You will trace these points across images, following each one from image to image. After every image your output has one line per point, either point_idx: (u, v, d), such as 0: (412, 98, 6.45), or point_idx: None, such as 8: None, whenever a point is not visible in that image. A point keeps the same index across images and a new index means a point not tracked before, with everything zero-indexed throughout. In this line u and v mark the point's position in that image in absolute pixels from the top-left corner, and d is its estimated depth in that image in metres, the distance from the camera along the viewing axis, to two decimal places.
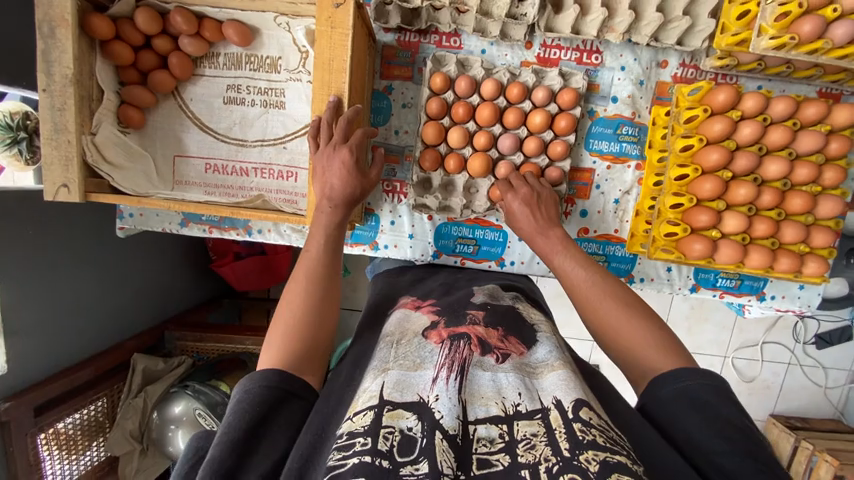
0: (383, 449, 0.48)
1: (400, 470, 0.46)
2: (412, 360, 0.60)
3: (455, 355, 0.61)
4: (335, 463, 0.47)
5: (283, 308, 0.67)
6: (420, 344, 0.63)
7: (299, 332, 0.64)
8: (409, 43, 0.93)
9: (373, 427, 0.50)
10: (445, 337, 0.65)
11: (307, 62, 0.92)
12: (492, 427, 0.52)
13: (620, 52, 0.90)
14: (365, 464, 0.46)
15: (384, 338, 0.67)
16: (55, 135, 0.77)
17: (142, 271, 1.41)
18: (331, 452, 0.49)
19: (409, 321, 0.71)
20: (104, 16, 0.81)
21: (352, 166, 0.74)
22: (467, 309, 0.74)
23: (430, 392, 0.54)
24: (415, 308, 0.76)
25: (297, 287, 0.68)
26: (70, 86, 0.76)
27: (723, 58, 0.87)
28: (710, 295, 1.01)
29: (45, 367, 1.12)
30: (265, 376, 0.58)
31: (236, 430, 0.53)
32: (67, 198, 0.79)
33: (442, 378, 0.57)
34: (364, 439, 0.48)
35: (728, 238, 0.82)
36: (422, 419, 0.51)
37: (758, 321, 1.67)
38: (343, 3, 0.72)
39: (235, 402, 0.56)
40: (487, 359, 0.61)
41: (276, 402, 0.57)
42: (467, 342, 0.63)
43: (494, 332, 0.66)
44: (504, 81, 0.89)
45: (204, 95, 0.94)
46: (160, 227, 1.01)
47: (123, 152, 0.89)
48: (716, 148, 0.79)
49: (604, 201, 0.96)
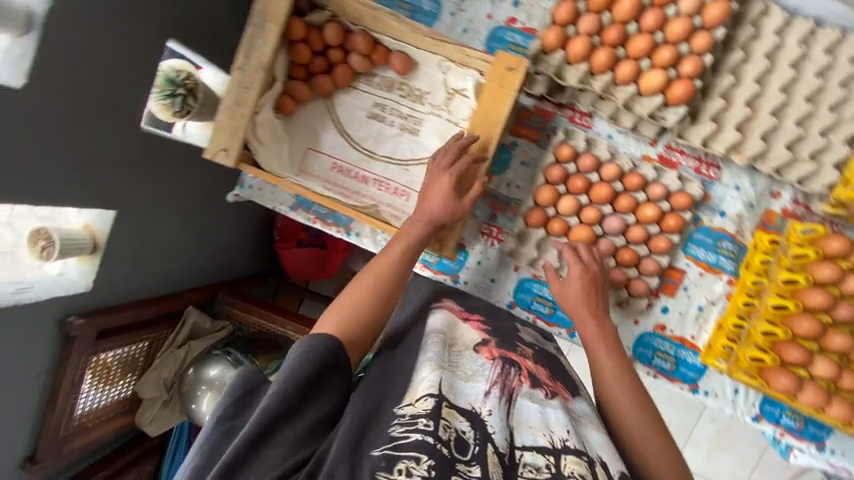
0: (443, 437, 0.55)
1: (458, 465, 0.53)
2: (465, 371, 0.68)
3: (505, 380, 0.70)
4: (396, 434, 0.55)
5: (350, 289, 0.73)
6: (472, 357, 0.72)
7: (359, 313, 0.70)
8: (544, 111, 1.01)
9: (435, 413, 0.57)
10: (495, 356, 0.74)
11: (451, 102, 1.01)
12: (537, 456, 0.59)
13: (739, 172, 0.95)
14: (427, 443, 0.53)
15: (435, 332, 0.75)
16: (234, 107, 0.87)
17: (220, 233, 1.49)
18: (393, 425, 0.57)
19: (459, 330, 0.79)
20: (301, 21, 0.93)
21: (451, 192, 0.82)
22: (517, 340, 0.83)
23: (482, 405, 0.63)
24: (463, 318, 0.84)
25: (367, 277, 0.74)
26: (261, 72, 0.86)
27: (836, 207, 0.90)
28: (770, 430, 0.99)
29: (118, 297, 1.19)
30: (320, 340, 0.63)
31: (296, 377, 0.59)
32: (223, 161, 0.89)
33: (492, 395, 0.65)
34: (427, 421, 0.56)
35: (815, 382, 0.85)
36: (474, 428, 0.59)
37: (784, 466, 1.58)
38: (516, 68, 0.81)
39: (295, 352, 0.62)
40: (535, 392, 0.70)
41: (329, 367, 0.62)
42: (517, 371, 0.72)
43: (543, 372, 0.77)
44: (625, 168, 0.95)
45: (351, 105, 1.04)
46: (271, 204, 1.10)
47: (270, 132, 0.98)
48: (821, 290, 0.83)
49: (688, 304, 0.98)
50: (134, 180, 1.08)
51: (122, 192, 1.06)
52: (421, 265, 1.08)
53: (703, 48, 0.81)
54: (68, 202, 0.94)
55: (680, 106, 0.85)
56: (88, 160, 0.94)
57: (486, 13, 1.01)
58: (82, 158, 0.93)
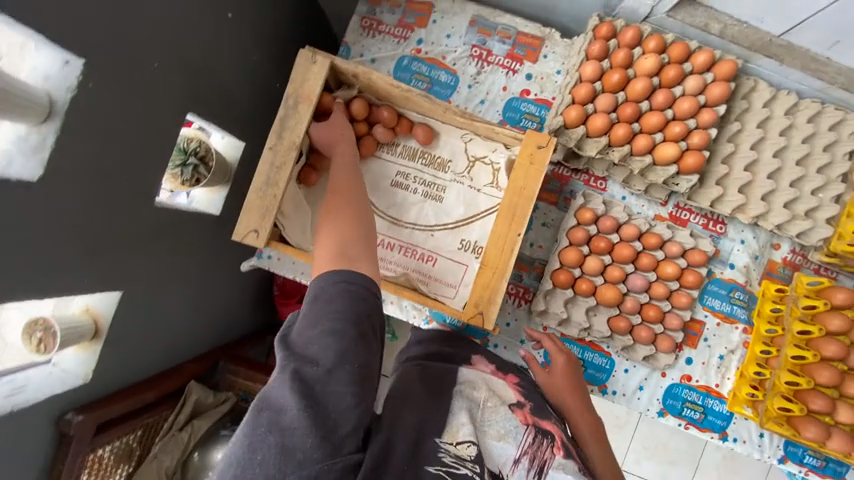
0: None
1: None
2: (498, 430, 0.66)
3: (536, 451, 0.65)
4: (448, 461, 0.59)
5: (337, 226, 0.72)
6: (506, 416, 0.69)
7: (363, 242, 0.71)
8: (560, 176, 1.07)
9: (479, 459, 0.61)
10: (530, 422, 0.69)
11: (472, 170, 1.04)
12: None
13: (743, 228, 1.03)
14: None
15: (465, 385, 0.72)
16: (265, 187, 0.86)
17: (221, 297, 1.41)
18: (441, 451, 0.60)
19: (494, 386, 0.76)
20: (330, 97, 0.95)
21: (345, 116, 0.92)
22: (547, 403, 0.77)
23: (510, 473, 0.62)
24: (498, 374, 0.81)
25: (350, 210, 0.75)
26: (294, 151, 0.86)
27: (832, 256, 1.00)
28: (795, 470, 1.02)
29: (119, 380, 1.09)
30: (354, 273, 0.62)
31: (353, 316, 0.59)
32: (253, 242, 0.85)
33: (521, 465, 0.63)
34: (473, 465, 0.60)
35: (840, 427, 0.90)
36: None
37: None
38: (545, 146, 0.85)
39: (339, 286, 0.61)
40: (568, 463, 0.65)
41: (370, 304, 0.62)
42: (549, 442, 0.67)
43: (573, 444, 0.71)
44: (643, 228, 1.00)
45: (375, 174, 1.05)
46: (292, 274, 1.07)
47: (293, 205, 0.98)
48: (834, 340, 0.90)
49: (709, 354, 1.02)
50: (144, 257, 1.01)
51: (129, 272, 0.98)
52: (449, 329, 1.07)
53: (708, 123, 0.92)
54: (79, 291, 0.86)
55: (692, 174, 0.94)
56: (101, 245, 0.87)
57: (502, 85, 1.08)
58: (94, 243, 0.85)
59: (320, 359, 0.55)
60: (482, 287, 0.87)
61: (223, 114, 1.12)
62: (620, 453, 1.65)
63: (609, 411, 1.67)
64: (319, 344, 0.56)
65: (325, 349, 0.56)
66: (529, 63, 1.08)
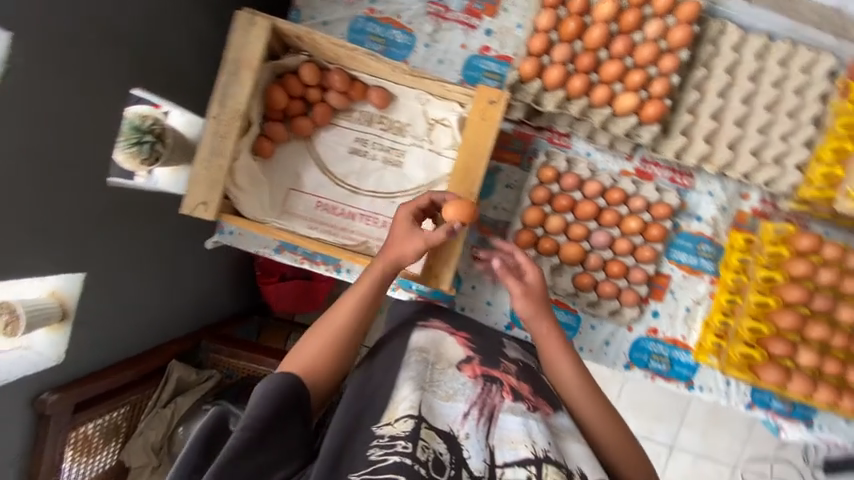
0: (421, 458, 0.59)
1: None
2: (445, 390, 0.70)
3: (486, 398, 0.69)
4: (376, 458, 0.59)
5: (313, 337, 0.73)
6: (454, 375, 0.72)
7: (314, 369, 0.70)
8: (523, 134, 1.03)
9: (413, 434, 0.61)
10: (478, 373, 0.73)
11: (432, 133, 1.01)
12: (520, 469, 0.61)
13: (710, 179, 1.01)
14: (405, 465, 0.58)
15: (414, 350, 0.75)
16: (209, 157, 0.86)
17: (198, 279, 1.41)
18: (371, 447, 0.61)
19: (444, 346, 0.78)
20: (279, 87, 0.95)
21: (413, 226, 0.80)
22: (501, 356, 0.81)
23: (461, 428, 0.65)
24: (449, 332, 0.83)
25: (327, 326, 0.74)
26: (238, 119, 0.85)
27: (801, 204, 0.98)
28: (763, 416, 1.04)
29: (95, 361, 1.11)
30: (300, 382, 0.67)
31: (259, 417, 0.61)
32: (202, 214, 0.86)
33: (471, 417, 0.66)
34: (405, 443, 0.60)
35: (801, 370, 0.92)
36: (451, 451, 0.62)
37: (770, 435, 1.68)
38: (497, 101, 0.83)
39: (264, 388, 0.64)
40: (516, 404, 0.70)
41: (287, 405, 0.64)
42: (498, 387, 0.71)
43: (525, 386, 0.74)
44: (606, 184, 0.99)
45: (332, 141, 1.02)
46: (255, 248, 1.06)
47: (249, 178, 0.95)
48: (797, 286, 0.90)
49: (676, 307, 1.02)
50: (105, 240, 1.00)
51: (90, 255, 0.97)
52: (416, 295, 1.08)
53: (669, 70, 0.88)
54: (36, 273, 0.86)
55: (654, 124, 0.90)
56: (54, 227, 0.86)
57: (460, 43, 1.04)
58: (48, 225, 0.85)
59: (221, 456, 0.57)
60: None
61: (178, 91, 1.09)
62: None
63: (593, 373, 1.69)
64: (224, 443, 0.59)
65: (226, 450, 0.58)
66: (489, 18, 1.03)
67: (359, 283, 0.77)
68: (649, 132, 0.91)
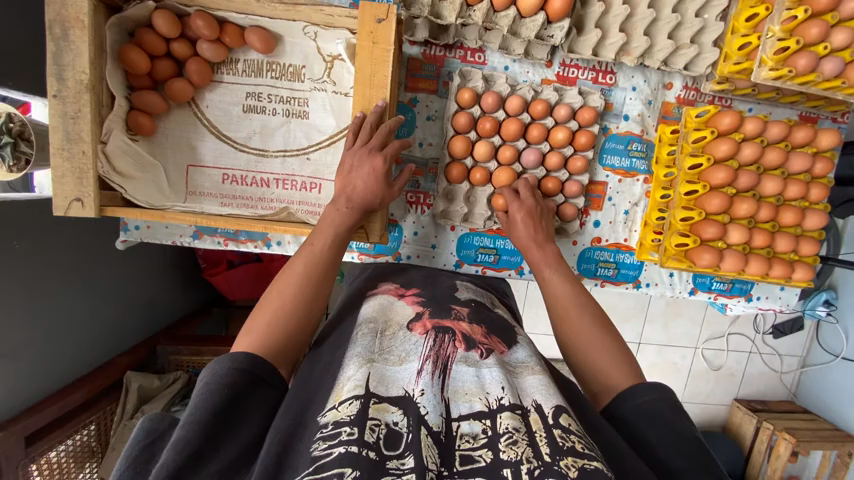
0: (370, 440, 0.48)
1: (386, 463, 0.47)
2: (397, 354, 0.61)
3: (439, 350, 0.62)
4: (319, 454, 0.48)
5: (259, 315, 0.65)
6: (404, 337, 0.65)
7: (273, 341, 0.63)
8: (434, 57, 0.94)
9: (360, 417, 0.51)
10: (429, 328, 0.66)
11: (332, 72, 0.90)
12: (474, 423, 0.53)
13: (632, 73, 0.96)
14: (352, 454, 0.46)
15: (365, 324, 0.68)
16: (66, 145, 0.74)
17: (131, 284, 1.30)
18: (315, 442, 0.50)
19: (393, 310, 0.72)
20: (139, 48, 0.80)
21: (382, 174, 0.77)
22: (451, 304, 0.75)
23: (415, 387, 0.56)
24: (398, 296, 0.77)
25: (276, 296, 0.67)
26: (86, 92, 0.72)
27: (722, 83, 0.95)
28: (705, 298, 1.09)
29: (33, 391, 1.04)
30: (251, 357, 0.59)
31: (204, 414, 0.51)
32: (81, 212, 0.76)
33: (426, 372, 0.58)
34: (351, 429, 0.49)
35: (732, 248, 0.94)
36: (407, 414, 0.52)
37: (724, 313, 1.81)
38: (385, 18, 0.73)
39: (201, 385, 0.55)
40: (471, 354, 0.62)
41: (243, 389, 0.56)
42: (451, 337, 0.64)
43: (479, 329, 0.68)
44: (528, 97, 0.92)
45: (222, 102, 0.90)
46: (170, 240, 0.97)
47: (133, 162, 0.84)
48: (722, 168, 0.89)
49: (615, 212, 1.02)
50: None
51: None
52: (359, 254, 1.03)
53: None
54: None
55: (563, 19, 0.83)
56: None
57: None
58: None
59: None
60: None
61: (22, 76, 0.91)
62: None
63: None
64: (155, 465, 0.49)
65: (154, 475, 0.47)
66: None
67: (303, 248, 0.72)
68: (560, 31, 0.84)
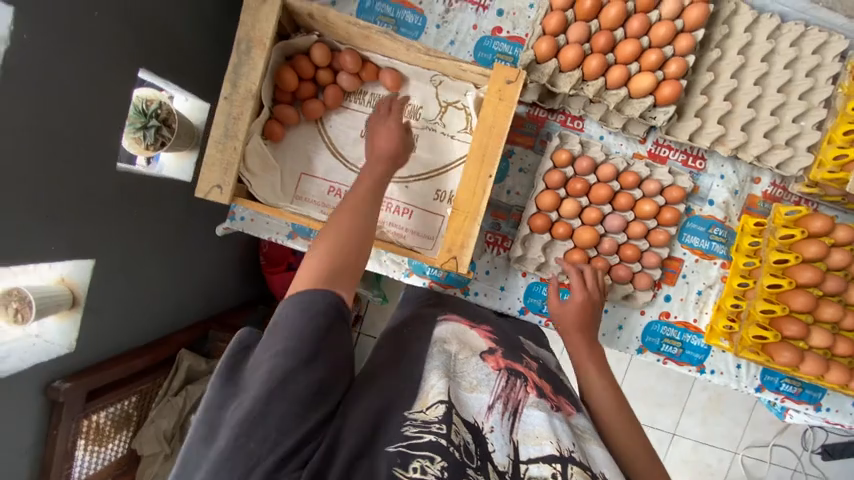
0: (456, 440, 0.51)
1: (467, 469, 0.49)
2: (469, 380, 0.62)
3: (510, 392, 0.62)
4: (410, 433, 0.51)
5: (311, 256, 0.62)
6: (477, 365, 0.65)
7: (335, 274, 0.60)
8: (536, 117, 1.03)
9: (448, 418, 0.53)
10: (502, 366, 0.67)
11: (445, 115, 1.00)
12: (543, 466, 0.53)
13: (722, 162, 1.01)
14: (440, 445, 0.50)
15: (438, 343, 0.69)
16: (223, 139, 0.85)
17: (208, 267, 1.38)
18: (406, 424, 0.53)
19: (466, 337, 0.73)
20: (292, 69, 0.94)
21: (398, 130, 0.78)
22: (521, 353, 0.75)
23: (485, 421, 0.56)
24: (470, 325, 0.78)
25: (326, 241, 0.63)
26: (250, 100, 0.84)
27: (812, 187, 0.98)
28: (772, 398, 1.05)
29: (104, 349, 1.07)
30: (320, 293, 0.56)
31: (306, 336, 0.52)
32: (217, 197, 0.86)
33: (496, 410, 0.59)
34: (440, 425, 0.52)
35: (813, 351, 0.91)
36: (476, 442, 0.53)
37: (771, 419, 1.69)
38: (514, 80, 0.83)
39: (289, 311, 0.54)
40: (542, 402, 0.62)
41: (328, 322, 0.55)
42: (523, 382, 0.65)
43: (547, 386, 0.68)
44: (620, 167, 0.98)
45: (344, 125, 1.01)
46: (266, 234, 1.05)
47: (261, 162, 0.94)
48: (809, 267, 0.90)
49: (687, 290, 1.03)
50: (115, 226, 0.97)
51: (103, 238, 0.95)
52: (429, 280, 1.07)
53: (685, 50, 0.88)
54: (44, 258, 0.83)
55: (669, 105, 0.91)
56: (58, 212, 0.83)
57: (472, 24, 1.02)
58: (53, 210, 0.82)
59: (260, 382, 0.49)
60: (454, 232, 0.88)
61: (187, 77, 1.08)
62: None
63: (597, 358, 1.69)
64: (261, 370, 0.51)
65: (266, 376, 0.50)
66: None
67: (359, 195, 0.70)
68: (663, 116, 0.91)
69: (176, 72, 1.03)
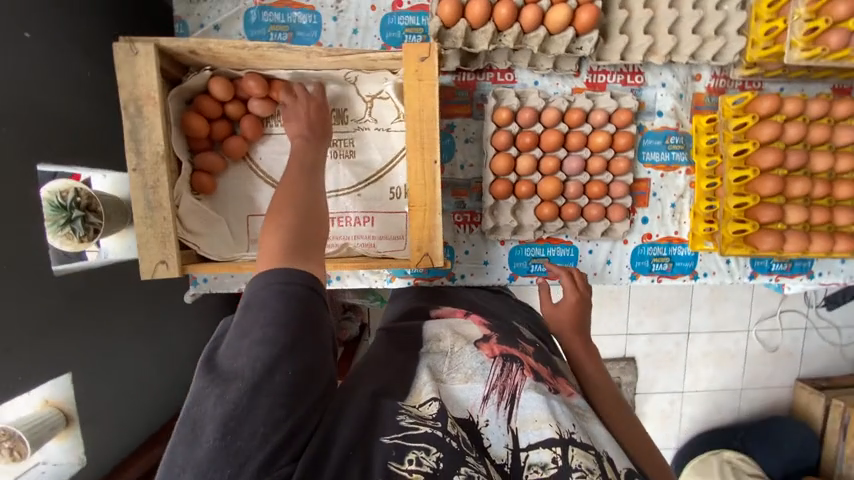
0: (452, 431, 0.47)
1: (467, 456, 0.45)
2: (463, 371, 0.56)
3: (505, 379, 0.55)
4: (406, 424, 0.46)
5: (266, 242, 0.55)
6: (472, 354, 0.59)
7: (295, 249, 0.53)
8: (466, 83, 0.98)
9: (443, 414, 0.48)
10: (497, 352, 0.59)
11: (373, 109, 0.94)
12: (543, 452, 0.48)
13: (660, 70, 0.98)
14: (436, 437, 0.45)
15: (428, 343, 0.63)
16: (149, 213, 0.79)
17: (195, 332, 1.32)
18: (401, 413, 0.48)
19: (460, 328, 0.67)
20: (198, 113, 0.86)
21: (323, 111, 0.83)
22: (518, 337, 0.67)
23: (480, 414, 0.52)
24: (464, 316, 0.73)
25: (275, 225, 0.57)
26: (162, 163, 0.78)
27: (752, 68, 0.96)
28: (767, 281, 1.07)
29: (118, 451, 1.03)
30: (290, 271, 0.48)
31: (286, 319, 0.44)
32: (166, 273, 0.81)
33: (492, 401, 0.53)
34: (434, 423, 0.47)
35: (792, 229, 0.93)
36: (471, 437, 0.49)
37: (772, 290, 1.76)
38: (428, 56, 0.78)
39: (263, 292, 0.47)
40: (540, 385, 0.56)
41: (307, 301, 0.47)
42: (519, 367, 0.57)
43: (544, 369, 0.61)
44: (563, 107, 0.95)
45: (272, 153, 0.93)
46: (236, 287, 1.01)
47: (201, 220, 0.89)
48: (769, 150, 0.89)
49: (662, 207, 1.03)
50: (78, 331, 0.91)
51: (70, 348, 0.89)
52: (414, 278, 1.05)
53: None
54: (18, 392, 0.79)
55: (591, 30, 0.87)
56: (12, 342, 0.77)
57: (369, 5, 0.95)
58: (6, 343, 0.76)
59: (241, 373, 0.42)
60: (419, 228, 0.84)
61: (100, 152, 0.99)
62: (622, 323, 1.72)
63: (600, 290, 1.72)
64: (239, 360, 0.43)
65: (247, 368, 0.42)
66: None
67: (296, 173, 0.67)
68: (589, 43, 0.87)
69: (85, 155, 0.94)
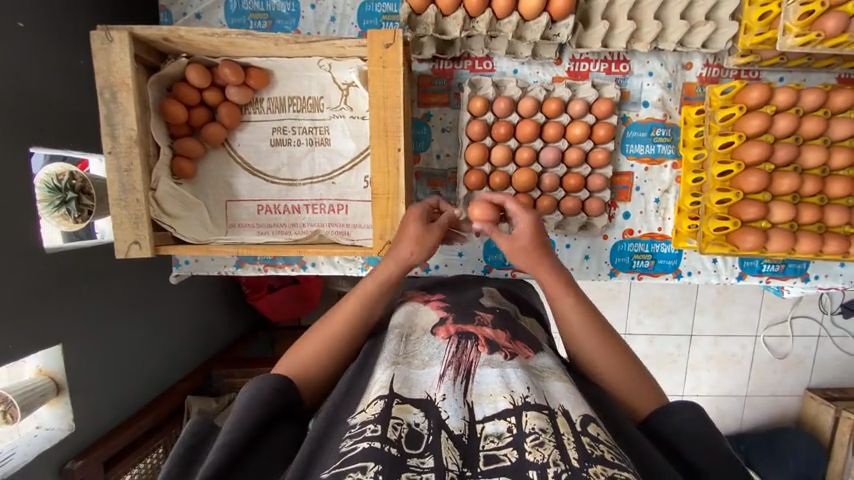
0: (392, 436, 0.41)
1: (408, 461, 0.40)
2: (420, 358, 0.52)
3: (461, 356, 0.52)
4: (345, 448, 0.41)
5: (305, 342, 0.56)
6: (428, 342, 0.55)
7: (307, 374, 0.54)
8: (443, 71, 0.96)
9: (383, 416, 0.43)
10: (453, 332, 0.55)
11: (348, 98, 0.94)
12: (499, 422, 0.44)
13: (646, 59, 0.94)
14: (374, 450, 0.39)
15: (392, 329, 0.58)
16: (123, 195, 0.83)
17: (186, 314, 1.38)
18: (343, 440, 0.43)
19: (419, 315, 0.61)
20: (176, 100, 0.89)
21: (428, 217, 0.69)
22: (476, 309, 0.62)
23: (437, 390, 0.47)
24: (424, 301, 0.65)
25: (322, 329, 0.58)
26: (135, 147, 0.81)
27: (747, 56, 0.91)
28: (756, 282, 1.03)
29: (108, 420, 1.09)
30: (276, 395, 0.48)
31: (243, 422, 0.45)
32: (139, 253, 0.85)
33: (448, 377, 0.49)
34: (374, 425, 0.42)
35: (778, 227, 0.88)
36: (429, 416, 0.44)
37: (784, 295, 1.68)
38: (393, 43, 0.77)
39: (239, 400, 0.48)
40: (495, 358, 0.52)
41: (276, 416, 0.48)
42: (474, 343, 0.53)
43: (502, 335, 0.56)
44: (541, 97, 0.92)
45: (251, 140, 0.96)
46: (215, 270, 1.04)
47: (180, 203, 0.92)
48: (756, 143, 0.84)
49: (645, 201, 0.99)
50: (67, 305, 0.97)
51: (59, 321, 0.95)
52: None
53: None
54: (8, 359, 0.85)
55: (568, 16, 0.84)
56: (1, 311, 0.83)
57: None
58: None
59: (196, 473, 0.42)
60: (382, 216, 0.84)
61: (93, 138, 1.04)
62: (621, 322, 1.67)
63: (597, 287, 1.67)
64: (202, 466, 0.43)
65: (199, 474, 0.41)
66: None
67: (363, 290, 0.60)
68: (566, 28, 0.85)
69: (77, 140, 0.99)
